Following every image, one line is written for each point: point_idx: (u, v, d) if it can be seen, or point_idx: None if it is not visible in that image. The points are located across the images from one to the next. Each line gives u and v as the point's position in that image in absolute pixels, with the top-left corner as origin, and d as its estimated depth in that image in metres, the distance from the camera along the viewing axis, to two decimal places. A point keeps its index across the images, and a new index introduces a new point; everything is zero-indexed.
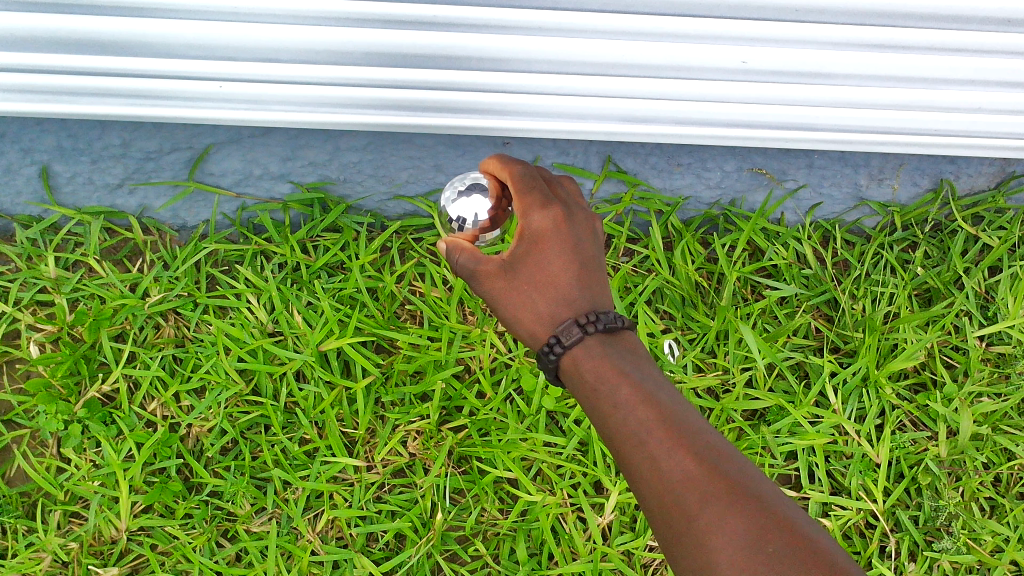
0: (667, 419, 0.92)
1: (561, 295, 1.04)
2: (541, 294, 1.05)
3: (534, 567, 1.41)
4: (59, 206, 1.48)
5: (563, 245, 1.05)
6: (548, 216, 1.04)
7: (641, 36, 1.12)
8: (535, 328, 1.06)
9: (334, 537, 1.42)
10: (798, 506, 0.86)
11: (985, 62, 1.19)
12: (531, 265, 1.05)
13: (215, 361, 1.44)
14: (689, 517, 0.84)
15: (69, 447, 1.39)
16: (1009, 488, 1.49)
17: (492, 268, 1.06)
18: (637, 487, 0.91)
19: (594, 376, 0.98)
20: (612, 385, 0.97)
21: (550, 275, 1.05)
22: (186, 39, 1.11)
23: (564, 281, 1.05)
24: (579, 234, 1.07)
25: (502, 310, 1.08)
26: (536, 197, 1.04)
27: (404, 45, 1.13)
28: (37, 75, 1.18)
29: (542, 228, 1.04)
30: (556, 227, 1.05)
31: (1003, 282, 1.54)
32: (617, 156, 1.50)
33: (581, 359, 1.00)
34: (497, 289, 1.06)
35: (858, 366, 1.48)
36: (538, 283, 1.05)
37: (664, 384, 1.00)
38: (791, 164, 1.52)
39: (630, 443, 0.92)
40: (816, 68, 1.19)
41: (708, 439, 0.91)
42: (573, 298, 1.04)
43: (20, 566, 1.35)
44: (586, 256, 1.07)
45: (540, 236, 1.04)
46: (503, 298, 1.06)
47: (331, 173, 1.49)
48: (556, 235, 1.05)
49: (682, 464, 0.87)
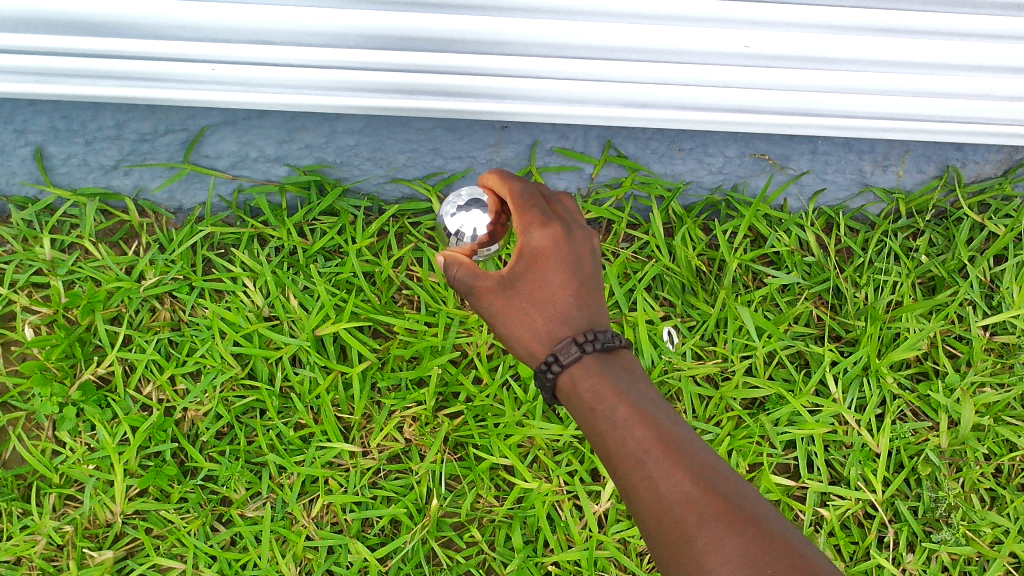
0: (665, 439, 0.92)
1: (559, 311, 1.03)
2: (539, 311, 1.03)
3: (529, 554, 1.41)
4: (54, 186, 1.47)
5: (562, 264, 1.04)
6: (549, 234, 1.03)
7: (640, 18, 1.10)
8: (532, 345, 1.04)
9: (329, 522, 1.42)
10: (795, 529, 0.86)
11: (992, 47, 1.17)
12: (531, 283, 1.04)
13: (210, 345, 1.43)
14: (688, 538, 0.83)
15: (64, 430, 1.39)
16: (1010, 479, 1.47)
17: (490, 284, 1.03)
18: (634, 507, 0.91)
19: (591, 395, 0.97)
20: (610, 404, 0.96)
21: (549, 293, 1.04)
22: (178, 20, 1.09)
23: (563, 298, 1.04)
24: (579, 252, 1.06)
25: (500, 327, 1.06)
26: (536, 215, 1.03)
27: (398, 27, 1.11)
28: (27, 56, 1.16)
29: (543, 246, 1.03)
30: (557, 245, 1.03)
31: (1009, 271, 1.52)
32: (617, 141, 1.48)
33: (579, 377, 0.98)
34: (495, 305, 1.04)
35: (860, 355, 1.46)
36: (536, 300, 1.04)
37: (661, 404, 0.99)
38: (794, 149, 1.49)
39: (628, 462, 0.92)
40: (820, 53, 1.17)
41: (705, 460, 0.90)
42: (572, 316, 1.04)
43: (14, 548, 1.35)
44: (584, 274, 1.06)
45: (541, 254, 1.03)
46: (501, 314, 1.05)
47: (328, 156, 1.47)
48: (557, 254, 1.03)
49: (681, 485, 0.87)
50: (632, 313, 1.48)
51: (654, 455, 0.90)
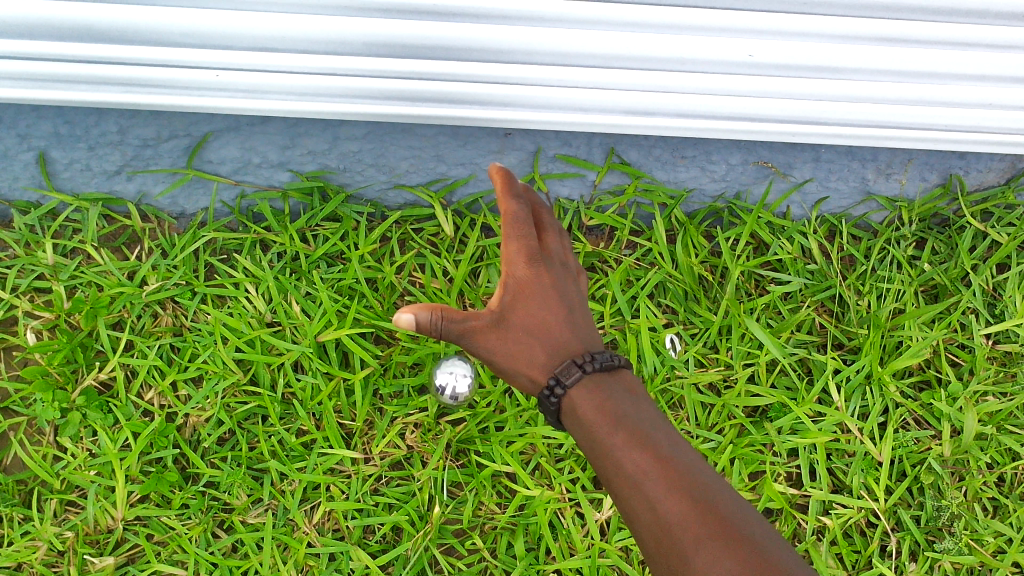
0: (665, 461, 0.93)
1: (553, 338, 1.08)
2: (535, 339, 1.07)
3: (531, 562, 1.41)
4: (57, 191, 1.47)
5: (552, 293, 1.09)
6: (533, 265, 1.08)
7: (644, 27, 1.10)
8: (532, 373, 1.07)
9: (330, 528, 1.42)
10: (794, 550, 0.86)
11: (996, 57, 1.17)
12: (523, 313, 1.07)
13: (212, 350, 1.43)
14: (688, 561, 0.84)
15: (66, 436, 1.39)
16: (1013, 488, 1.47)
17: (484, 322, 1.05)
18: (638, 531, 0.92)
19: (592, 418, 1.00)
20: (609, 426, 0.98)
21: (542, 319, 1.08)
22: (182, 27, 1.09)
23: (556, 325, 1.08)
24: (563, 282, 1.12)
25: (497, 362, 1.08)
26: (524, 243, 1.07)
27: (402, 35, 1.11)
28: (31, 62, 1.16)
29: (527, 277, 1.08)
30: (543, 277, 1.09)
31: (1012, 279, 1.52)
32: (621, 148, 1.47)
33: (579, 399, 1.02)
34: (490, 342, 1.06)
35: (863, 363, 1.46)
36: (531, 330, 1.07)
37: (663, 425, 1.00)
38: (798, 157, 1.48)
39: (629, 485, 0.93)
40: (824, 62, 1.17)
41: (704, 480, 0.92)
42: (567, 341, 1.08)
43: (14, 554, 1.35)
44: (572, 301, 1.11)
45: (527, 284, 1.08)
46: (496, 350, 1.07)
47: (331, 162, 1.47)
48: (545, 285, 1.09)
49: (679, 506, 0.88)
50: (635, 321, 1.48)
51: (653, 477, 0.92)
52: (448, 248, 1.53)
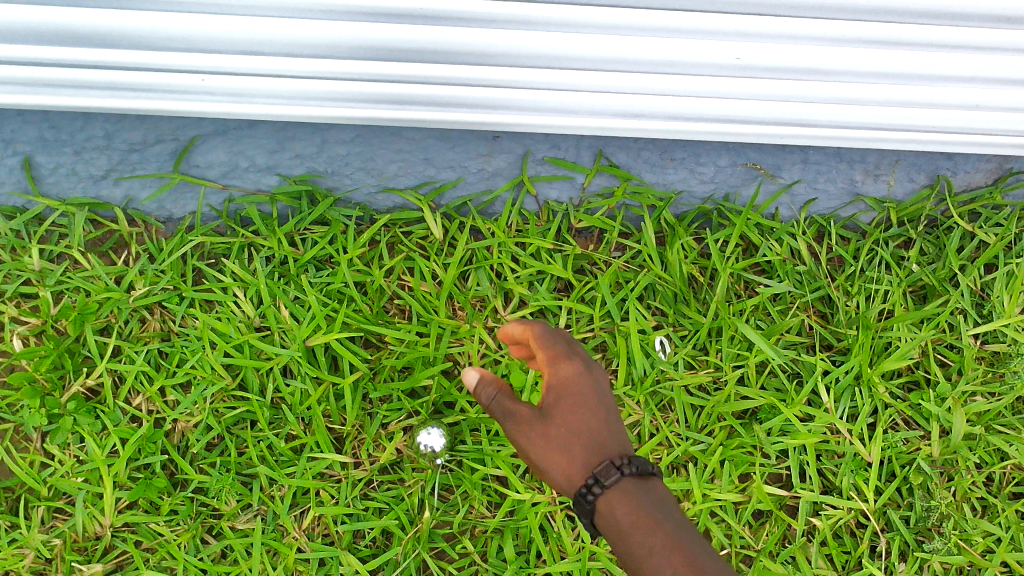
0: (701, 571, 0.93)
1: (590, 438, 1.06)
2: (572, 439, 1.06)
3: (522, 565, 1.41)
4: (43, 196, 1.46)
5: (593, 397, 1.08)
6: (572, 367, 1.09)
7: (633, 31, 1.10)
8: (569, 473, 1.05)
9: (320, 534, 1.42)
10: None
11: (983, 59, 1.17)
12: (561, 414, 1.07)
13: (200, 355, 1.42)
14: None
15: (53, 442, 1.38)
16: (1001, 488, 1.48)
17: (525, 417, 1.09)
18: None
19: (628, 522, 0.99)
20: (644, 532, 0.97)
21: (583, 428, 1.06)
22: (168, 31, 1.09)
23: (593, 426, 1.07)
24: (601, 382, 1.11)
25: (535, 459, 1.08)
26: (560, 351, 1.10)
27: (390, 38, 1.10)
28: (16, 67, 1.15)
29: (566, 377, 1.08)
30: (580, 378, 1.09)
31: (1000, 279, 1.52)
32: (609, 151, 1.47)
33: (614, 503, 1.01)
34: (531, 437, 1.08)
35: (852, 365, 1.47)
36: (568, 429, 1.06)
37: (694, 528, 1.00)
38: (786, 159, 1.49)
39: None
40: (812, 64, 1.17)
41: None
42: (607, 445, 1.06)
43: (2, 562, 1.34)
44: (609, 403, 1.10)
45: (564, 386, 1.08)
46: (536, 448, 1.07)
47: (319, 165, 1.46)
48: (582, 386, 1.08)
49: None
50: (624, 323, 1.49)
51: None
52: (437, 251, 1.52)
